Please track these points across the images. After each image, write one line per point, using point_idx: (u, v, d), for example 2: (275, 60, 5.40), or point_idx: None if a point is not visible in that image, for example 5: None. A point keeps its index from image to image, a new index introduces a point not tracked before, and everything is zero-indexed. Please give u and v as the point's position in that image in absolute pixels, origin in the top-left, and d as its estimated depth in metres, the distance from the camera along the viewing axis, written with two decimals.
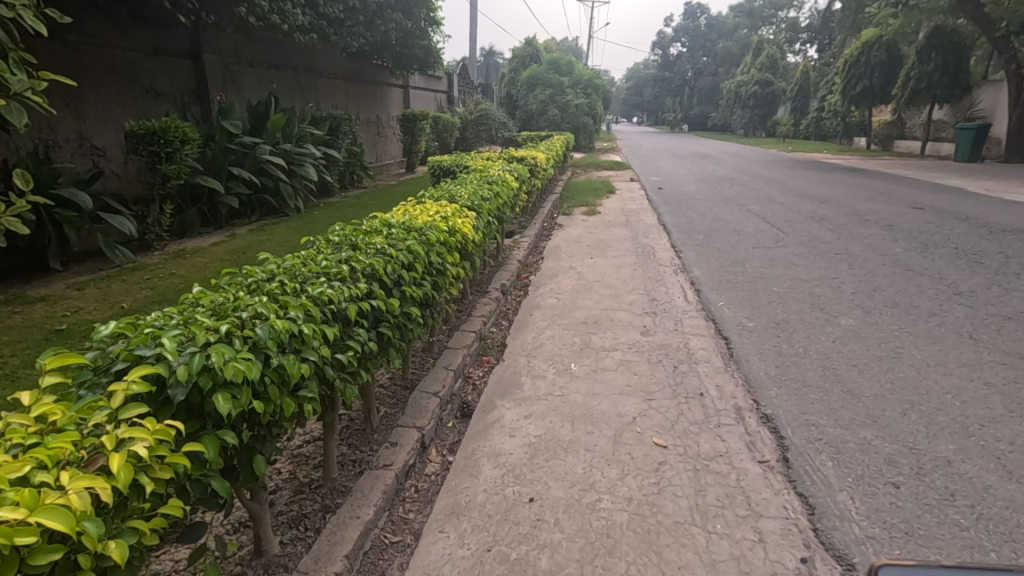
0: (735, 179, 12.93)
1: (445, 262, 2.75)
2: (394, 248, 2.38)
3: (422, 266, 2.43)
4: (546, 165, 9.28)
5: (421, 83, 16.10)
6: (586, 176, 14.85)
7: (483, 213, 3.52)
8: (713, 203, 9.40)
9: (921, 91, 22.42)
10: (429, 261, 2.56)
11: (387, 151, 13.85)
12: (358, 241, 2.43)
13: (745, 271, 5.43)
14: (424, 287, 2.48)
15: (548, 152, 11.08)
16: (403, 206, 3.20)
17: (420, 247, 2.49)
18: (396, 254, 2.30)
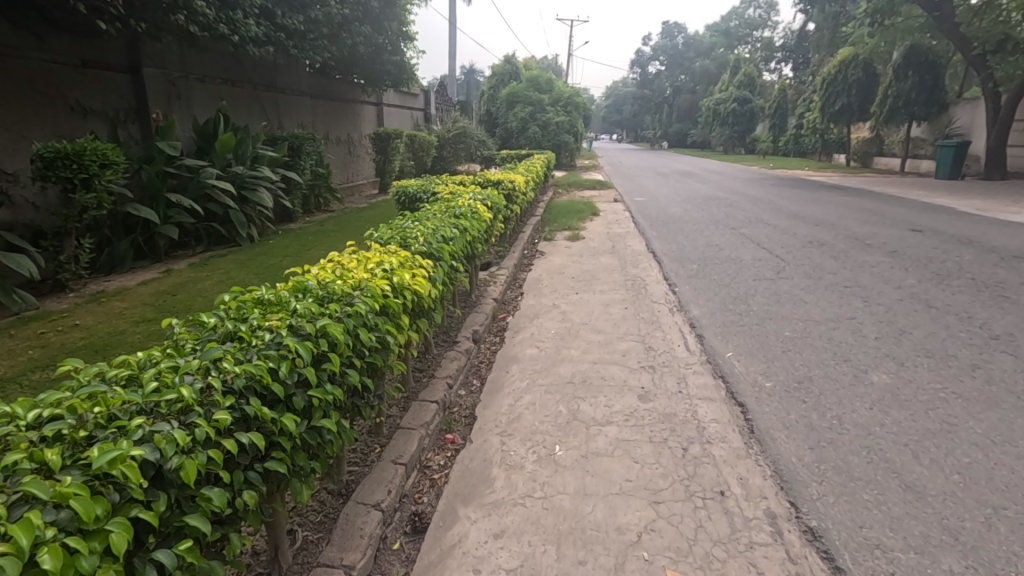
0: (722, 199, 12.46)
1: (386, 335, 2.09)
2: (299, 337, 1.73)
3: (342, 355, 1.78)
4: (525, 189, 8.65)
5: (396, 100, 15.47)
6: (567, 196, 14.30)
7: (442, 260, 2.84)
8: (703, 226, 8.84)
9: (900, 109, 22.42)
10: (357, 342, 1.90)
11: (359, 171, 13.14)
12: (251, 327, 1.78)
13: (751, 309, 4.81)
14: (347, 381, 1.84)
15: (528, 174, 10.47)
16: (341, 255, 2.53)
17: (341, 326, 1.83)
18: (296, 350, 1.65)
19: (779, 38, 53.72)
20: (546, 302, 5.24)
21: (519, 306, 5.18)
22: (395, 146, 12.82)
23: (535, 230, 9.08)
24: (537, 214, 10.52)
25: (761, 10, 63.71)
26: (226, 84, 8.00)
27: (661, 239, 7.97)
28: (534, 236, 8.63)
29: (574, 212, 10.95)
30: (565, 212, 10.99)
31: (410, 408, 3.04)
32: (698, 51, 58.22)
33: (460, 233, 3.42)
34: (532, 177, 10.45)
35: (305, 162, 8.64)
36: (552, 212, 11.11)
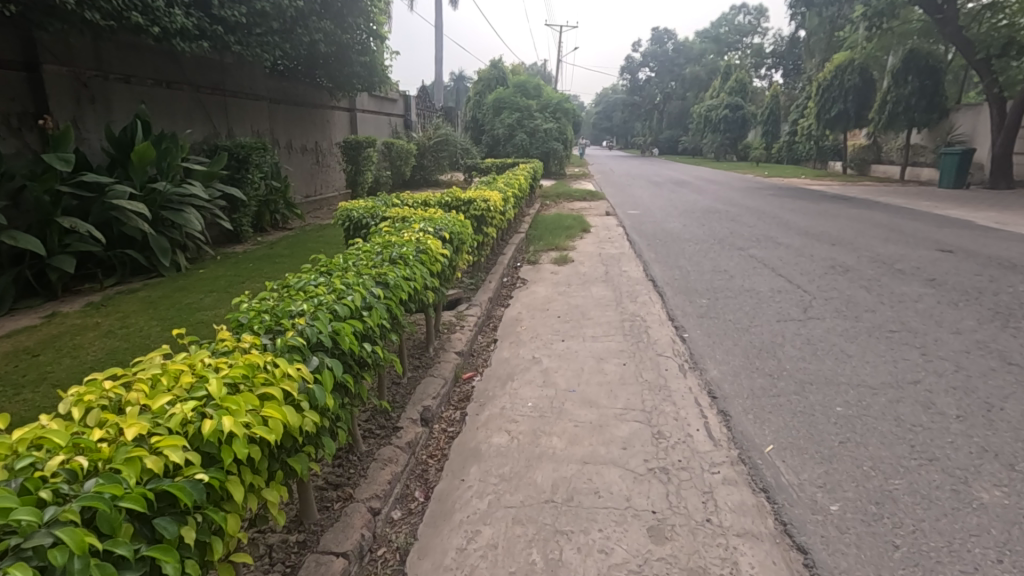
0: (722, 212, 11.53)
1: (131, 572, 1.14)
2: None
3: None
4: (506, 205, 7.61)
5: (372, 105, 14.44)
6: (556, 208, 13.32)
7: (329, 347, 1.80)
8: (706, 246, 7.86)
9: (899, 115, 21.68)
10: None
11: (329, 183, 12.11)
12: None
13: (783, 365, 3.79)
14: None
15: (512, 187, 9.45)
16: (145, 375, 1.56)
17: None
18: None
19: (770, 44, 53.28)
20: (525, 353, 4.20)
21: (490, 360, 4.14)
22: (367, 156, 11.81)
23: (518, 251, 8.06)
24: (522, 231, 9.53)
25: (751, 17, 63.39)
26: (160, 87, 6.95)
27: (660, 262, 6.98)
28: (516, 259, 7.61)
29: (561, 227, 9.97)
30: (552, 228, 10.00)
31: (298, 572, 1.97)
32: (688, 58, 57.68)
33: (387, 292, 2.37)
34: (515, 190, 9.43)
35: (253, 175, 7.56)
36: (538, 228, 10.12)
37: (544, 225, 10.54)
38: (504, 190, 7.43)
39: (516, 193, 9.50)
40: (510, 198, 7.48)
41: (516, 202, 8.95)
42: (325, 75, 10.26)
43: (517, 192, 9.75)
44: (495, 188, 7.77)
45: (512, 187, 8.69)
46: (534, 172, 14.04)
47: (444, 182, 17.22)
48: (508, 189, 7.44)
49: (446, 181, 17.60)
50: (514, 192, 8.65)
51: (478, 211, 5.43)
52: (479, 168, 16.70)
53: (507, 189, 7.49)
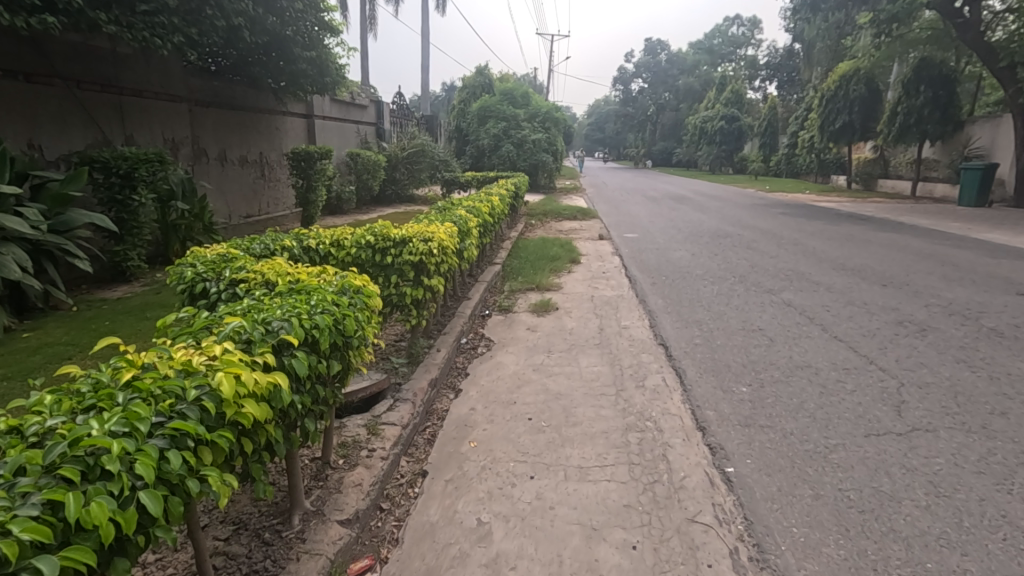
0: (733, 236, 9.95)
1: None
2: None
3: None
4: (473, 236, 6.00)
5: (334, 113, 12.83)
6: (542, 229, 11.71)
7: None
8: (725, 288, 6.23)
9: (911, 127, 20.33)
10: None
11: (278, 201, 10.48)
12: None
13: (914, 554, 2.15)
14: None
15: (489, 206, 7.86)
16: None
17: None
18: None
19: (765, 55, 52.38)
20: (466, 511, 2.52)
21: (403, 526, 2.46)
22: (322, 170, 10.17)
23: (487, 293, 6.43)
24: (497, 262, 7.90)
25: (745, 28, 62.61)
26: (13, 80, 5.28)
27: (669, 314, 5.34)
28: (483, 306, 5.96)
29: (545, 255, 8.36)
30: (534, 255, 8.38)
31: None
32: (682, 69, 56.70)
33: None
34: (491, 210, 7.80)
35: (145, 196, 5.84)
36: (518, 256, 8.49)
37: (525, 250, 8.92)
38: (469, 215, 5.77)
39: (492, 213, 7.90)
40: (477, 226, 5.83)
41: (490, 228, 7.30)
42: (262, 70, 8.60)
43: (493, 213, 8.16)
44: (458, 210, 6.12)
45: (484, 209, 7.05)
46: (518, 186, 12.42)
47: (420, 197, 15.58)
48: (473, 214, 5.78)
49: (423, 196, 15.99)
50: (488, 216, 7.02)
51: (417, 256, 3.73)
52: (458, 182, 15.08)
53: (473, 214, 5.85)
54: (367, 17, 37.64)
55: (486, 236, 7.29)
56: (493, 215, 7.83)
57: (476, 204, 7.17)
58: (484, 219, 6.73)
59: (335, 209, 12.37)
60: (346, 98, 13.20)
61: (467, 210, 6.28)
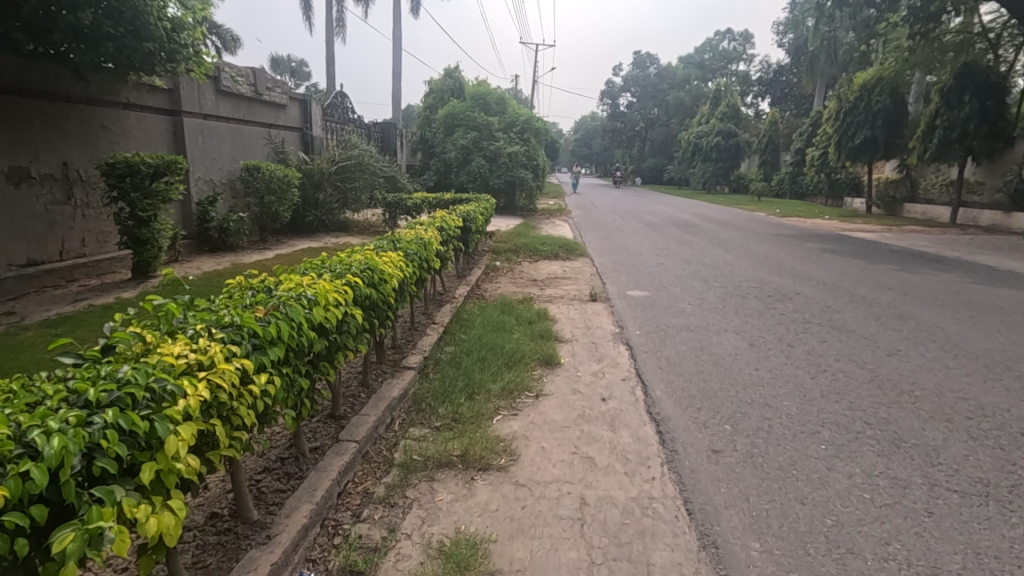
0: (792, 300, 6.51)
1: None
2: None
3: None
4: (302, 361, 2.46)
5: (225, 110, 9.26)
6: (508, 277, 8.23)
7: None
8: (885, 485, 2.74)
9: (953, 143, 17.28)
10: None
11: (101, 235, 6.92)
12: None
13: None
14: None
15: (408, 247, 4.29)
16: None
17: None
18: None
19: (758, 70, 49.94)
20: None
21: None
22: (162, 192, 6.54)
23: (342, 479, 2.87)
24: (410, 366, 4.34)
25: (736, 43, 60.65)
26: None
27: None
28: (307, 547, 2.40)
29: (498, 341, 4.81)
30: (483, 342, 4.83)
31: None
32: (672, 83, 54.05)
33: None
34: (415, 258, 4.23)
35: None
36: (458, 344, 4.93)
37: (473, 327, 5.36)
38: (279, 313, 2.24)
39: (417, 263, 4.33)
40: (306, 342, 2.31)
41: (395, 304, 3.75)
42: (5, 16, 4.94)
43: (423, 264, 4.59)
44: (279, 291, 2.58)
45: (382, 266, 3.50)
46: (478, 212, 8.99)
47: (357, 224, 12.00)
48: (295, 311, 2.26)
49: (361, 221, 12.46)
50: (391, 285, 3.47)
51: None
52: (403, 206, 11.55)
53: (300, 309, 2.33)
54: (334, 22, 34.24)
55: (385, 321, 3.74)
56: (415, 269, 4.25)
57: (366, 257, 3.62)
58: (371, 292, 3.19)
59: (220, 244, 8.78)
60: (242, 89, 9.66)
61: (316, 285, 2.73)
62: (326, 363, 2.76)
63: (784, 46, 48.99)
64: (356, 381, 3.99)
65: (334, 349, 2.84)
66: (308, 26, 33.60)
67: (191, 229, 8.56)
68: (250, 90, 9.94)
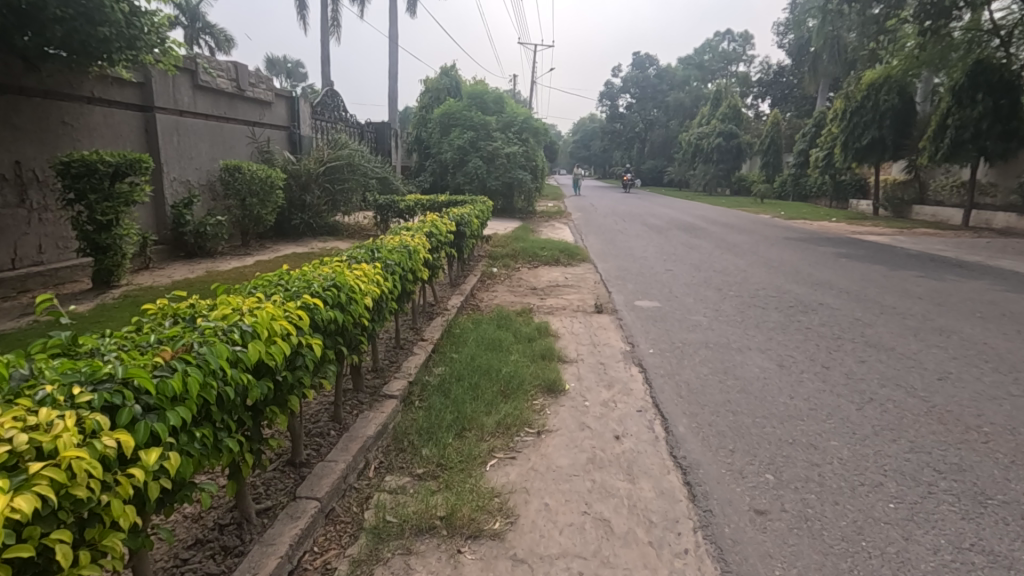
0: (817, 312, 5.92)
1: None
2: None
3: None
4: (232, 415, 1.88)
5: (203, 107, 8.66)
6: (506, 284, 7.64)
7: None
8: (983, 565, 2.15)
9: (965, 143, 16.75)
10: None
11: (61, 240, 6.35)
12: None
13: None
14: None
15: (389, 256, 3.71)
16: None
17: None
18: None
19: (759, 71, 49.53)
20: None
21: None
22: (125, 194, 5.95)
23: (295, 554, 2.27)
24: (393, 394, 3.75)
25: (736, 44, 60.24)
26: None
27: None
28: None
29: (494, 363, 4.22)
30: (477, 364, 4.24)
31: None
32: (671, 84, 53.58)
33: None
34: (398, 269, 3.66)
35: None
36: (448, 367, 4.34)
37: (466, 346, 4.77)
38: (193, 357, 1.66)
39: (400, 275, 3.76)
40: (232, 393, 1.73)
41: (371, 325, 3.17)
42: None
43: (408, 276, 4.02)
44: (206, 321, 2.00)
45: (354, 280, 2.92)
46: (475, 213, 8.41)
47: (347, 228, 11.40)
48: (213, 354, 1.68)
49: (352, 224, 11.87)
50: (364, 304, 2.89)
51: None
52: (395, 208, 10.96)
53: (223, 349, 1.75)
54: (329, 22, 33.68)
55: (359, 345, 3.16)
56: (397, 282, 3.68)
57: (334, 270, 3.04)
58: (338, 314, 2.61)
59: (197, 250, 8.19)
60: (222, 85, 9.06)
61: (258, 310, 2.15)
62: (272, 408, 2.18)
63: (784, 47, 48.60)
64: (324, 417, 3.39)
65: (283, 390, 2.26)
66: (303, 26, 33.01)
67: (166, 234, 7.95)
68: (231, 85, 9.34)
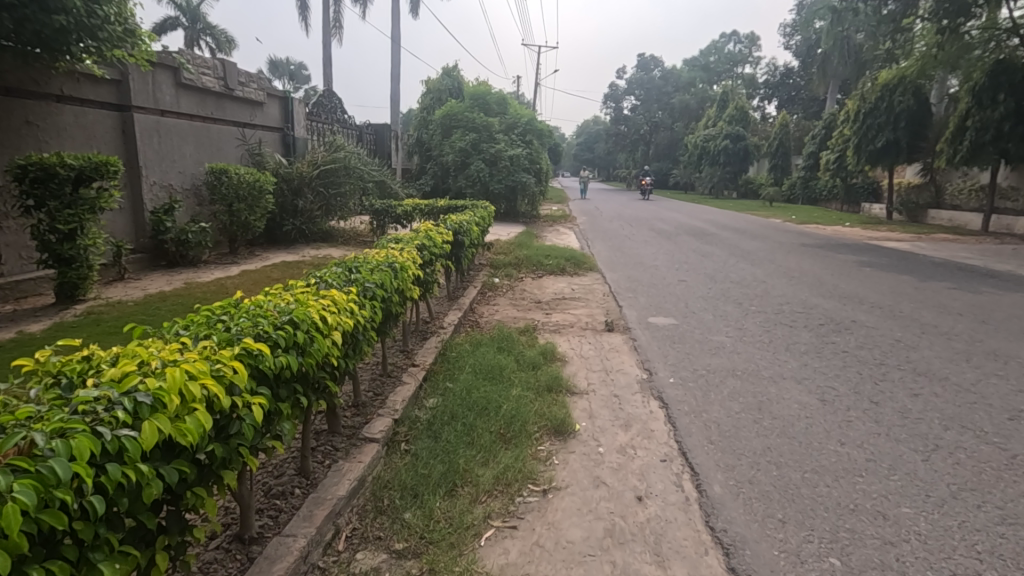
0: (851, 332, 5.35)
1: None
2: None
3: None
4: (113, 526, 1.37)
5: (188, 107, 8.16)
6: (508, 297, 7.09)
7: None
8: None
9: (986, 146, 16.13)
10: None
11: (23, 250, 5.86)
12: None
13: None
14: None
15: (370, 277, 3.19)
16: None
17: None
18: None
19: (765, 73, 48.90)
20: None
21: None
22: (90, 200, 5.42)
23: None
24: (374, 438, 3.19)
25: (742, 45, 59.62)
26: None
27: None
28: None
29: (493, 398, 3.67)
30: (473, 399, 3.70)
31: None
32: (677, 86, 53.01)
33: None
34: (381, 291, 3.13)
35: None
36: (440, 401, 3.80)
37: (462, 375, 4.22)
38: (33, 464, 1.20)
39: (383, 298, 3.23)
40: (95, 508, 1.25)
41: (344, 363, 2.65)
42: None
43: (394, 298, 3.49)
44: (89, 390, 1.48)
45: (319, 311, 2.40)
46: (477, 220, 7.87)
47: (342, 234, 10.87)
48: (63, 463, 1.22)
49: (348, 229, 11.34)
50: (331, 341, 2.37)
51: None
52: (393, 214, 10.44)
53: (87, 445, 1.28)
54: (331, 23, 33.25)
55: (331, 388, 2.63)
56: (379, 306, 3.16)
57: (297, 298, 2.52)
58: (293, 359, 2.09)
59: (180, 259, 7.68)
60: (208, 84, 8.56)
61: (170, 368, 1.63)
62: (194, 494, 1.65)
63: (790, 48, 47.99)
64: (289, 471, 2.85)
65: (212, 468, 1.74)
66: (304, 27, 32.57)
67: (144, 241, 7.43)
68: (218, 85, 8.83)
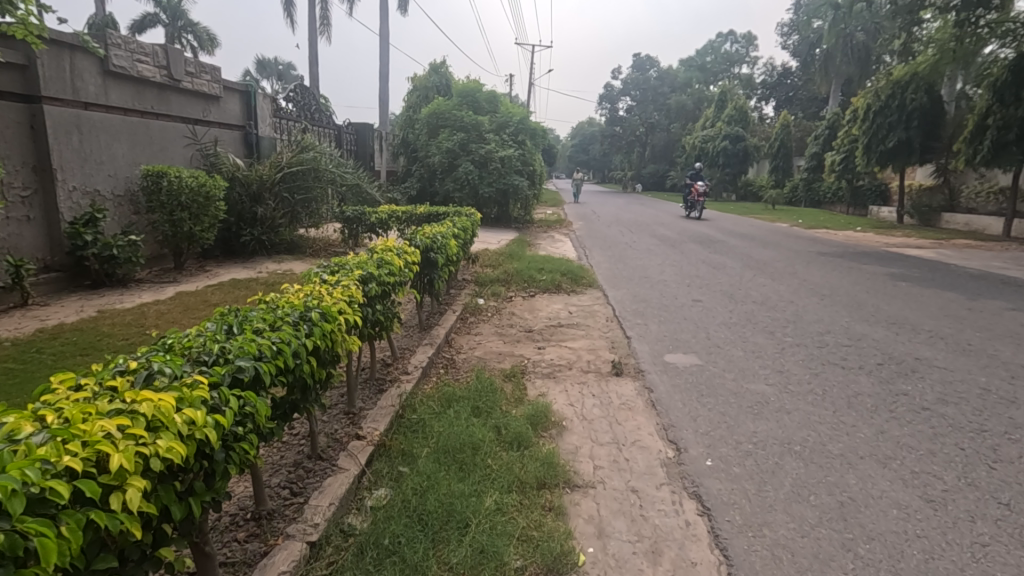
0: (922, 377, 4.24)
1: None
2: None
3: None
4: None
5: (118, 99, 7.00)
6: (493, 324, 5.96)
7: None
8: None
9: (1010, 145, 15.13)
10: None
11: None
12: None
13: None
14: None
15: (255, 339, 2.05)
16: None
17: None
18: None
19: (763, 72, 48.04)
20: None
21: None
22: None
23: None
24: None
25: (739, 45, 58.78)
26: None
27: None
28: None
29: (458, 507, 2.52)
30: (428, 504, 2.56)
31: None
32: (673, 86, 52.02)
33: None
34: (270, 362, 1.99)
35: None
36: (385, 506, 2.64)
37: (421, 457, 3.07)
38: None
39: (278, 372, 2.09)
40: None
41: (180, 511, 1.51)
42: None
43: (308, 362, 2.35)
44: None
45: (87, 452, 1.28)
46: (459, 230, 6.69)
47: (310, 244, 9.69)
48: None
49: (318, 238, 10.18)
50: (106, 505, 1.24)
51: None
52: (366, 222, 9.25)
53: None
54: (317, 21, 32.03)
55: (154, 557, 1.48)
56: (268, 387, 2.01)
57: (69, 417, 1.40)
58: None
59: (105, 278, 6.51)
60: (147, 74, 7.41)
61: None
62: None
63: (787, 48, 47.13)
64: None
65: None
66: (289, 25, 31.37)
67: (61, 259, 6.25)
68: (160, 75, 7.67)
